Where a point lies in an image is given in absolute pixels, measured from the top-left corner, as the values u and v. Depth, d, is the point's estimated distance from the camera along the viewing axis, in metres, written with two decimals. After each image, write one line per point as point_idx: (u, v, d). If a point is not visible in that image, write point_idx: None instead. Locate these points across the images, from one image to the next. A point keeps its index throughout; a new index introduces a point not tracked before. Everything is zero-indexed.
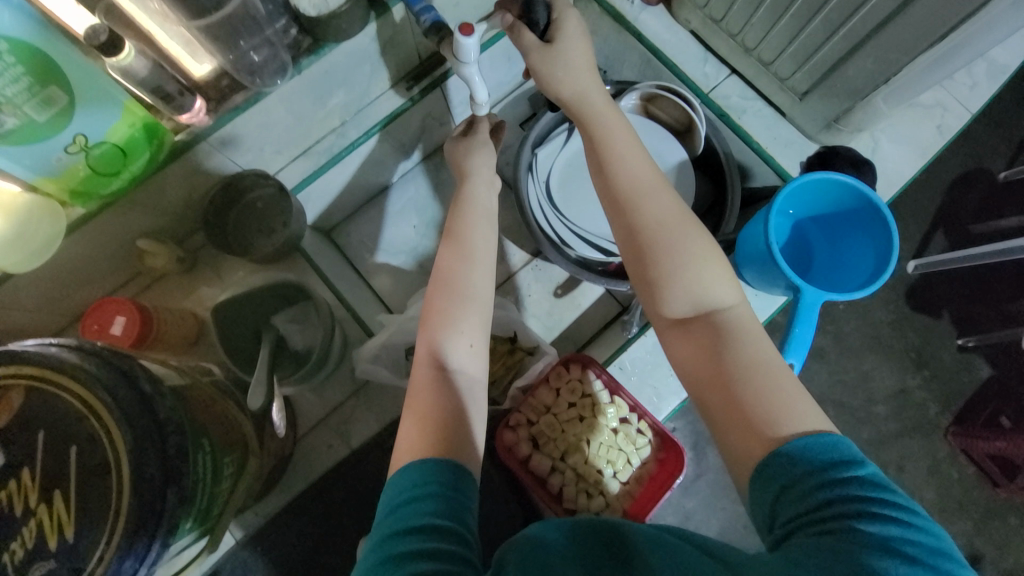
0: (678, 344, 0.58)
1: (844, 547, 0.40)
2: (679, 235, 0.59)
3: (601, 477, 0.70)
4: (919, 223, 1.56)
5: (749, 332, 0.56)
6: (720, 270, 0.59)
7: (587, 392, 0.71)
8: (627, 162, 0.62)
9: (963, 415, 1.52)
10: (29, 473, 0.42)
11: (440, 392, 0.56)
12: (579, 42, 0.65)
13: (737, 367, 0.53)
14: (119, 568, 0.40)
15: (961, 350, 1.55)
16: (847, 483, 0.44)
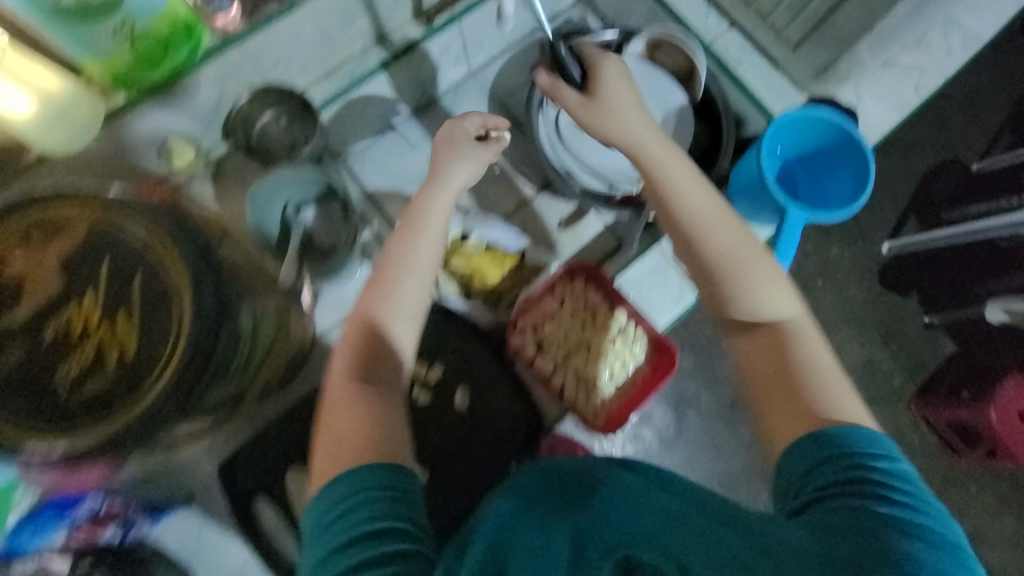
0: (744, 351, 0.65)
1: (860, 519, 0.49)
2: (737, 253, 0.67)
3: (599, 378, 0.76)
4: (893, 207, 1.66)
5: (807, 339, 0.65)
6: (785, 288, 0.67)
7: (589, 301, 0.77)
8: (682, 191, 0.69)
9: (926, 386, 1.62)
10: (94, 290, 0.53)
11: (363, 402, 0.61)
12: (617, 82, 0.75)
13: (798, 373, 0.61)
14: (174, 375, 0.50)
15: (927, 326, 1.65)
16: (873, 471, 0.53)
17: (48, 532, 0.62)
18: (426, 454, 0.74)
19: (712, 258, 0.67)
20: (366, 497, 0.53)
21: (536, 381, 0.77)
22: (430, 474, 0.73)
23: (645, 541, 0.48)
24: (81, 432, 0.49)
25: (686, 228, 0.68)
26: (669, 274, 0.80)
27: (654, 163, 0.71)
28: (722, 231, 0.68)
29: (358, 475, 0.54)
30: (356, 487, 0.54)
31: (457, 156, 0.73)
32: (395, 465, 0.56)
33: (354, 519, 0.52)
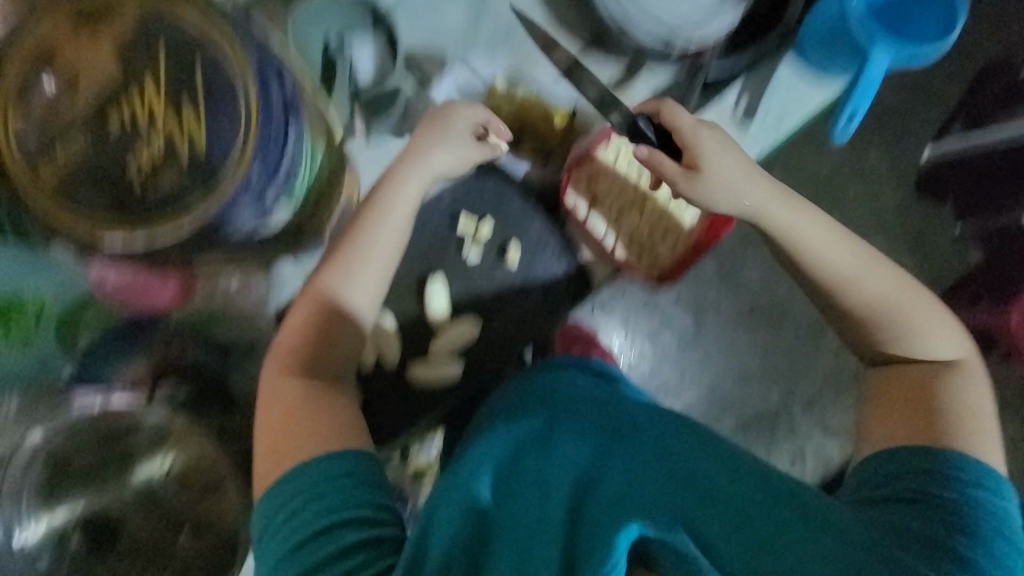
0: (885, 377, 0.69)
1: (937, 522, 0.55)
2: (895, 298, 0.69)
3: (650, 234, 0.80)
4: (939, 105, 1.38)
5: (966, 384, 0.66)
6: (945, 328, 0.69)
7: (646, 156, 0.76)
8: (823, 252, 0.68)
9: (950, 293, 1.37)
10: (151, 83, 0.48)
11: (303, 391, 0.61)
12: (720, 154, 0.64)
13: (948, 408, 0.64)
14: (253, 173, 0.50)
15: (957, 237, 1.39)
16: (968, 485, 0.58)
17: (118, 363, 0.63)
18: (481, 307, 0.76)
19: (860, 305, 0.68)
20: (326, 492, 0.53)
21: (586, 239, 0.78)
22: (484, 323, 0.76)
23: (631, 506, 0.49)
24: (161, 228, 0.48)
25: (833, 285, 0.69)
26: (731, 131, 0.77)
27: (783, 232, 0.67)
28: (878, 276, 0.69)
29: (312, 467, 0.55)
30: (312, 481, 0.54)
31: (440, 141, 0.64)
32: (356, 452, 0.56)
33: (315, 514, 0.52)
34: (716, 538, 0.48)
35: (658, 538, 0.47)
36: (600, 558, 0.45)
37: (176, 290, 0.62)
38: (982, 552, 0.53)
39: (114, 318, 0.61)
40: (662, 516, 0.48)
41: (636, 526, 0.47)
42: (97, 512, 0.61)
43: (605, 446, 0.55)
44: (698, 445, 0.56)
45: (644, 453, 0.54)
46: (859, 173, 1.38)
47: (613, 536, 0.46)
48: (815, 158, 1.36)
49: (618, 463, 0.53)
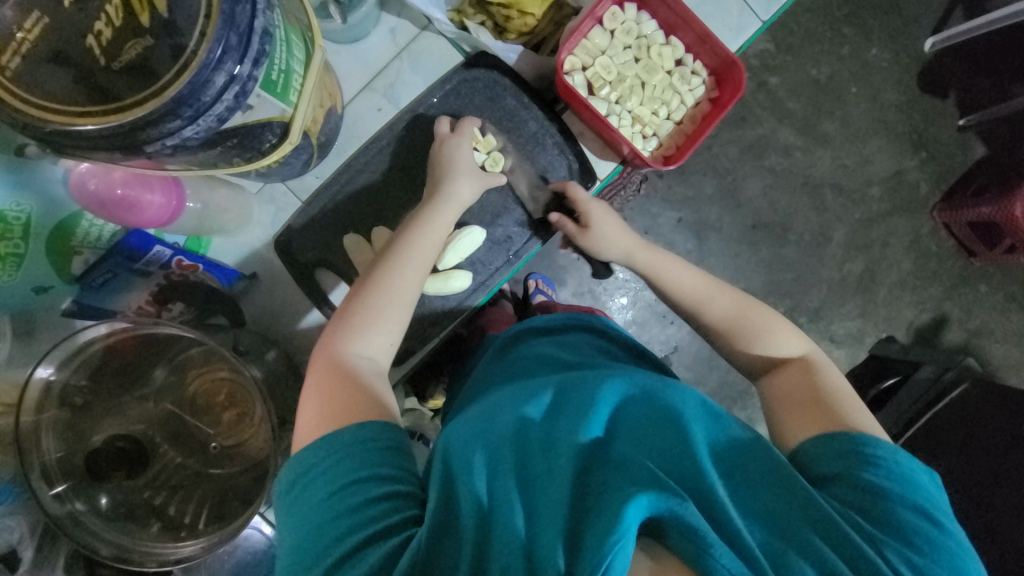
0: (771, 386, 0.62)
1: (883, 515, 0.46)
2: (743, 311, 0.67)
3: (655, 118, 0.73)
4: None
5: (836, 376, 0.60)
6: (786, 324, 0.65)
7: (642, 32, 0.71)
8: (676, 274, 0.70)
9: (952, 189, 1.32)
10: None
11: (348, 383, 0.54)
12: (604, 213, 0.72)
13: (823, 400, 0.57)
14: (222, 54, 0.40)
15: (961, 130, 1.32)
16: (876, 467, 0.49)
17: (119, 290, 0.60)
18: (483, 212, 0.73)
19: (718, 319, 0.67)
20: (357, 452, 0.48)
21: (585, 129, 0.75)
22: (487, 229, 0.73)
23: (643, 477, 0.42)
24: (113, 120, 0.39)
25: (687, 302, 0.69)
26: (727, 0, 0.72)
27: (653, 271, 0.71)
28: (723, 295, 0.68)
29: (347, 432, 0.50)
30: (346, 443, 0.49)
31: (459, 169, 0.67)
32: (385, 420, 0.51)
33: (342, 472, 0.48)
34: (728, 516, 0.42)
35: (671, 513, 0.40)
36: (608, 529, 0.38)
37: (170, 203, 0.57)
38: (916, 542, 0.45)
39: (103, 241, 0.56)
40: (673, 485, 0.42)
41: (648, 497, 0.40)
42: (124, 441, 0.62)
43: (619, 407, 0.49)
44: (717, 412, 0.50)
45: (661, 415, 0.48)
46: (860, 70, 1.30)
47: (623, 507, 0.39)
48: (812, 59, 1.29)
49: (630, 427, 0.47)
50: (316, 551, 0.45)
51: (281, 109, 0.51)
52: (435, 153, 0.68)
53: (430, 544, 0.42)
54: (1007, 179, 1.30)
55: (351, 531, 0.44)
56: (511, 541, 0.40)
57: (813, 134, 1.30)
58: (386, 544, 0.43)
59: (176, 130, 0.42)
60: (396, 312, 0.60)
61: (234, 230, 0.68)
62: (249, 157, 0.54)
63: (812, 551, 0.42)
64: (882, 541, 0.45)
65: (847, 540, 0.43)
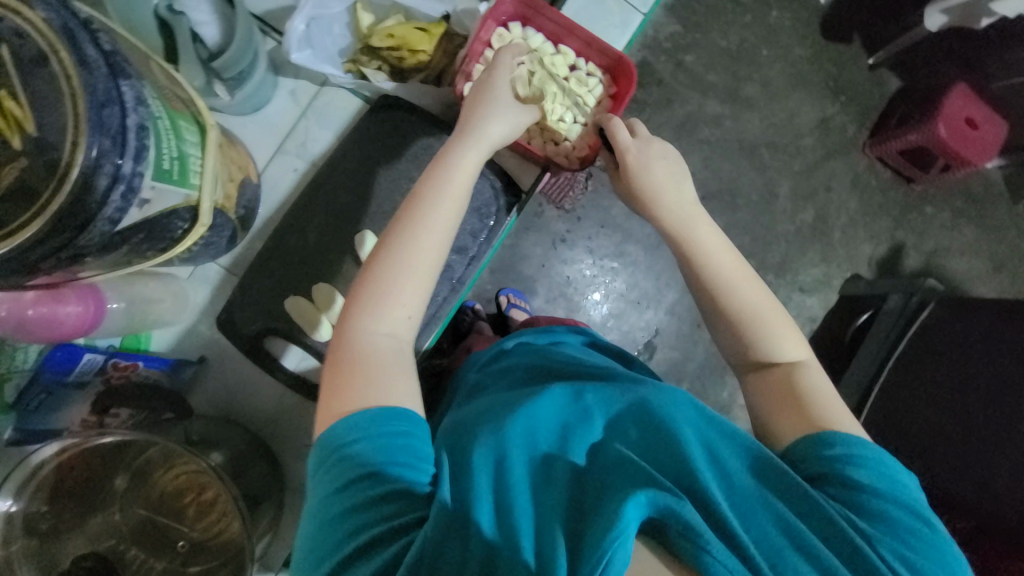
0: (752, 389, 0.59)
1: (874, 503, 0.46)
2: (763, 307, 0.61)
3: (563, 125, 0.73)
4: None
5: (827, 389, 0.57)
6: (790, 327, 0.61)
7: (532, 45, 0.73)
8: (716, 254, 0.63)
9: (878, 124, 1.38)
10: None
11: (374, 356, 0.51)
12: (666, 163, 0.67)
13: (807, 398, 0.55)
14: (100, 157, 0.40)
15: (872, 68, 1.38)
16: (860, 467, 0.48)
17: (61, 409, 0.59)
18: None
19: (734, 310, 0.61)
20: (372, 438, 0.46)
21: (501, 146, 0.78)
22: None
23: (639, 479, 0.41)
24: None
25: (710, 287, 0.62)
26: (606, 1, 0.77)
27: (703, 250, 0.64)
28: (748, 289, 0.62)
29: (371, 412, 0.47)
30: (371, 427, 0.46)
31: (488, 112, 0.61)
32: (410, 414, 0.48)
33: (357, 462, 0.45)
34: (725, 514, 0.41)
35: (670, 512, 0.38)
36: (607, 528, 0.37)
37: (89, 309, 0.56)
38: (908, 539, 0.44)
39: (28, 362, 0.56)
40: (670, 486, 0.41)
41: (646, 495, 0.39)
42: (91, 559, 0.59)
43: (614, 419, 0.49)
44: (709, 413, 0.50)
45: (655, 421, 0.48)
46: (766, 32, 1.37)
47: (621, 506, 0.38)
48: (719, 31, 1.35)
49: (625, 436, 0.47)
50: (330, 542, 0.43)
51: (185, 195, 0.52)
52: (471, 87, 0.63)
53: (435, 547, 0.39)
54: (925, 104, 1.36)
55: (367, 522, 0.43)
56: (513, 549, 0.39)
57: (737, 100, 1.35)
58: (393, 548, 0.41)
59: (74, 241, 0.42)
60: (426, 282, 0.55)
61: (171, 318, 0.68)
62: (163, 247, 0.54)
63: (801, 538, 0.41)
64: (874, 536, 0.43)
65: (838, 528, 0.42)
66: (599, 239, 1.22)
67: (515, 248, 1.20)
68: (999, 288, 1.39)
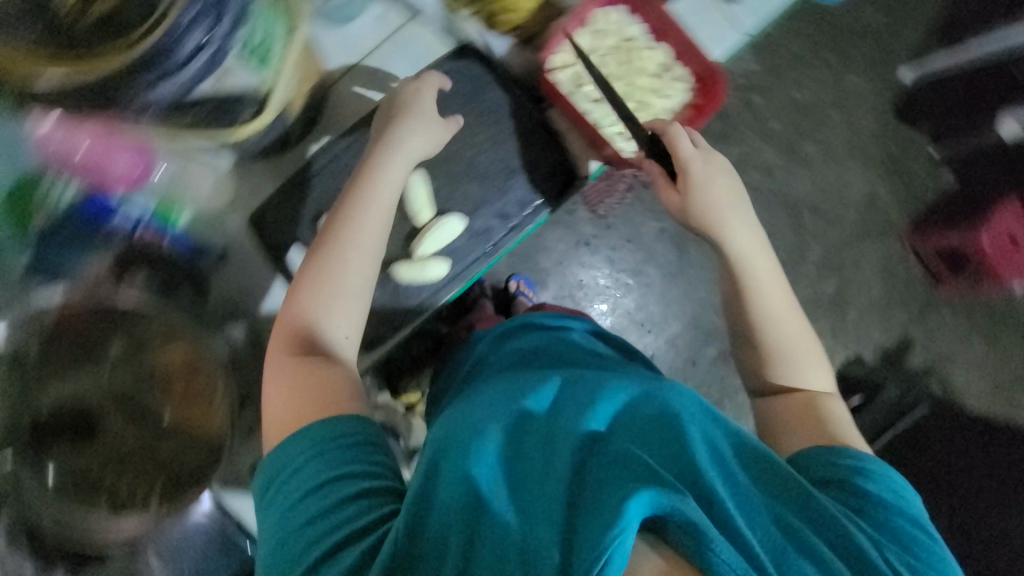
0: (770, 409, 0.62)
1: (878, 516, 0.48)
2: (800, 339, 0.64)
3: (642, 123, 0.73)
4: (916, 27, 1.35)
5: (845, 420, 0.60)
6: (819, 360, 0.64)
7: (630, 35, 0.73)
8: (765, 285, 0.64)
9: (924, 216, 1.36)
10: None
11: (306, 372, 0.55)
12: (724, 187, 0.65)
13: (825, 421, 0.58)
14: (192, 20, 0.43)
15: (934, 161, 1.36)
16: (872, 480, 0.51)
17: (78, 255, 0.59)
18: (465, 201, 0.73)
19: (771, 339, 0.63)
20: (325, 449, 0.49)
21: (571, 127, 0.75)
22: (469, 219, 0.73)
23: (642, 473, 0.40)
24: (78, 73, 0.42)
25: (754, 313, 0.64)
26: (713, 12, 0.76)
27: (754, 280, 0.64)
28: (789, 319, 0.64)
29: (314, 427, 0.50)
30: (315, 442, 0.49)
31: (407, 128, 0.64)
32: (358, 416, 0.52)
33: (317, 469, 0.48)
34: (729, 512, 0.41)
35: (674, 510, 0.38)
36: (607, 523, 0.37)
37: (139, 164, 0.59)
38: (914, 549, 0.46)
39: (60, 204, 0.57)
40: (674, 482, 0.40)
41: (650, 494, 0.38)
42: (72, 410, 0.60)
43: (618, 409, 0.48)
44: (714, 414, 0.50)
45: (658, 416, 0.47)
46: (840, 97, 1.35)
47: (623, 502, 0.38)
48: (795, 82, 1.33)
49: (627, 424, 0.47)
50: (294, 553, 0.45)
51: (256, 83, 0.51)
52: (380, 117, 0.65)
53: (409, 537, 0.42)
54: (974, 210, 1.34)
55: (327, 531, 0.44)
56: (506, 535, 0.40)
57: (793, 155, 1.33)
58: (363, 544, 0.43)
59: (147, 89, 0.44)
60: (349, 297, 0.59)
61: (208, 203, 0.67)
62: (222, 128, 0.52)
63: (807, 546, 0.42)
64: (879, 541, 0.46)
65: (846, 539, 0.44)
66: (622, 251, 1.21)
67: (537, 239, 1.19)
68: (998, 413, 1.35)
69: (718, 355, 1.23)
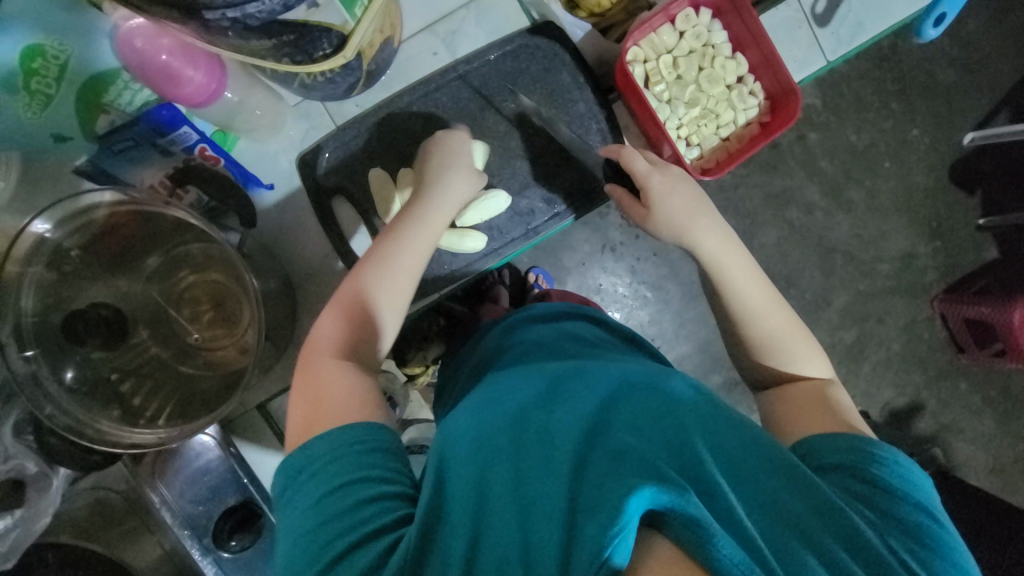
0: (768, 401, 0.62)
1: (888, 508, 0.46)
2: (787, 330, 0.63)
3: (704, 131, 0.73)
4: (990, 90, 1.31)
5: (846, 401, 0.59)
6: (811, 345, 0.63)
7: (711, 39, 0.71)
8: (742, 278, 0.64)
9: (957, 283, 1.32)
10: None
11: (330, 382, 0.54)
12: (683, 190, 0.67)
13: (833, 406, 0.57)
14: None
15: (979, 229, 1.32)
16: (883, 464, 0.48)
17: (136, 162, 0.58)
18: (513, 180, 0.73)
19: (759, 335, 0.63)
20: (345, 453, 0.48)
21: (631, 123, 0.75)
22: (513, 198, 0.73)
23: (640, 470, 0.40)
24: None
25: (737, 311, 0.63)
26: (798, 32, 0.74)
27: (732, 275, 0.64)
28: (775, 310, 0.64)
29: (334, 434, 0.49)
30: (334, 447, 0.49)
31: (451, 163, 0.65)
32: (375, 423, 0.51)
33: (334, 472, 0.47)
34: (730, 504, 0.40)
35: (674, 508, 0.38)
36: (606, 523, 0.36)
37: (210, 85, 0.56)
38: (923, 538, 0.44)
39: (131, 106, 0.56)
40: (675, 478, 0.39)
41: (649, 491, 0.38)
42: (106, 310, 0.61)
43: (615, 401, 0.48)
44: (714, 409, 0.49)
45: (656, 413, 0.47)
46: (898, 147, 1.30)
47: (623, 499, 0.37)
48: (854, 125, 1.29)
49: (626, 417, 0.46)
50: (309, 556, 0.44)
51: (344, 20, 0.50)
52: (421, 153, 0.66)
53: (421, 539, 0.42)
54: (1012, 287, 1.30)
55: (343, 532, 0.44)
56: (505, 542, 0.40)
57: (837, 199, 1.29)
58: (379, 545, 0.43)
59: (239, 4, 0.40)
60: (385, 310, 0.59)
61: (261, 136, 0.67)
62: (299, 61, 0.52)
63: (814, 542, 0.40)
64: (883, 528, 0.44)
65: (853, 530, 0.42)
66: (647, 263, 1.18)
67: (564, 235, 1.18)
68: (990, 488, 1.35)
69: (723, 383, 1.21)
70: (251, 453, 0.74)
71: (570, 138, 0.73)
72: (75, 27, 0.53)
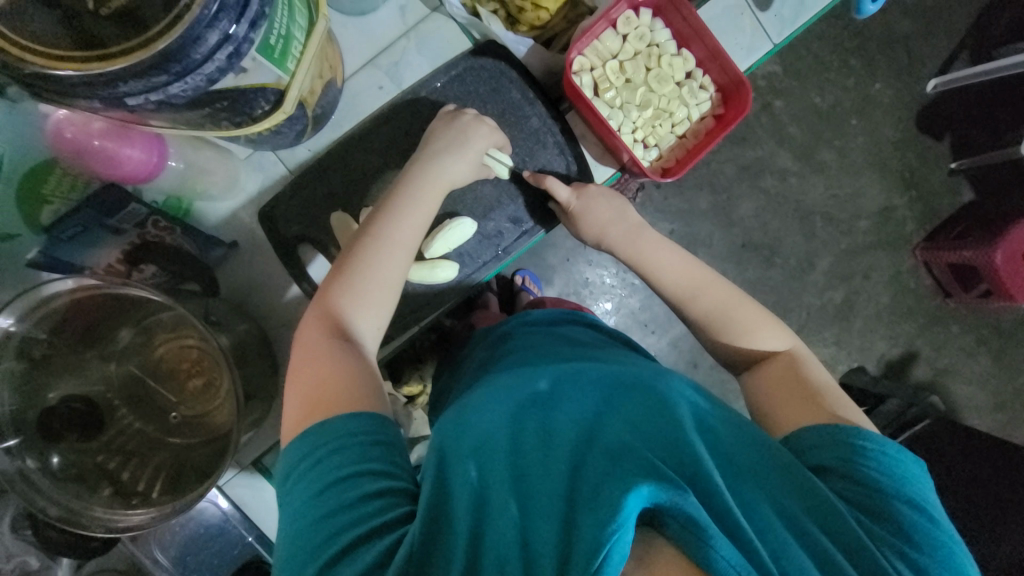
0: (755, 387, 0.61)
1: (882, 507, 0.46)
2: (743, 314, 0.65)
3: (661, 131, 0.73)
4: (946, 34, 1.31)
5: (819, 376, 0.59)
6: (770, 320, 0.64)
7: (655, 40, 0.71)
8: (668, 267, 0.67)
9: (936, 230, 1.33)
10: None
11: (332, 363, 0.53)
12: (606, 198, 0.70)
13: (812, 389, 0.57)
14: (219, 10, 0.38)
15: (952, 174, 1.33)
16: (866, 457, 0.49)
17: (87, 247, 0.57)
18: (476, 205, 0.73)
19: (699, 316, 0.65)
20: (347, 444, 0.47)
21: (587, 131, 0.75)
22: (478, 222, 0.73)
23: (639, 469, 0.40)
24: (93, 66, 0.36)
25: (672, 300, 0.67)
26: (741, 19, 0.74)
27: (656, 268, 0.67)
28: (714, 292, 0.66)
29: (341, 420, 0.49)
30: (339, 436, 0.48)
31: (443, 142, 0.64)
32: (373, 414, 0.50)
33: (335, 464, 0.46)
34: (728, 506, 0.40)
35: (673, 506, 0.38)
36: (606, 520, 0.37)
37: (150, 160, 0.59)
38: (914, 538, 0.44)
39: (75, 191, 0.56)
40: (673, 477, 0.40)
41: (648, 489, 0.38)
42: (80, 401, 0.62)
43: (612, 404, 0.48)
44: (710, 408, 0.50)
45: (654, 410, 0.47)
46: (862, 103, 1.31)
47: (623, 496, 0.38)
48: (817, 87, 1.29)
49: (624, 418, 0.47)
50: (313, 547, 0.44)
51: (277, 77, 0.49)
52: (427, 134, 0.66)
53: (426, 535, 0.42)
54: (993, 227, 1.32)
55: (347, 526, 0.44)
56: (507, 538, 0.39)
57: (809, 161, 1.29)
58: (385, 540, 0.43)
59: (162, 86, 0.40)
60: (382, 290, 0.58)
61: (216, 195, 0.67)
62: (239, 122, 0.51)
63: (802, 533, 0.41)
64: (878, 536, 0.44)
65: (845, 529, 0.43)
66: None
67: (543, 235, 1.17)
68: (993, 423, 1.38)
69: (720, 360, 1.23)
70: (254, 508, 0.73)
71: (529, 155, 0.73)
72: (17, 123, 0.55)
